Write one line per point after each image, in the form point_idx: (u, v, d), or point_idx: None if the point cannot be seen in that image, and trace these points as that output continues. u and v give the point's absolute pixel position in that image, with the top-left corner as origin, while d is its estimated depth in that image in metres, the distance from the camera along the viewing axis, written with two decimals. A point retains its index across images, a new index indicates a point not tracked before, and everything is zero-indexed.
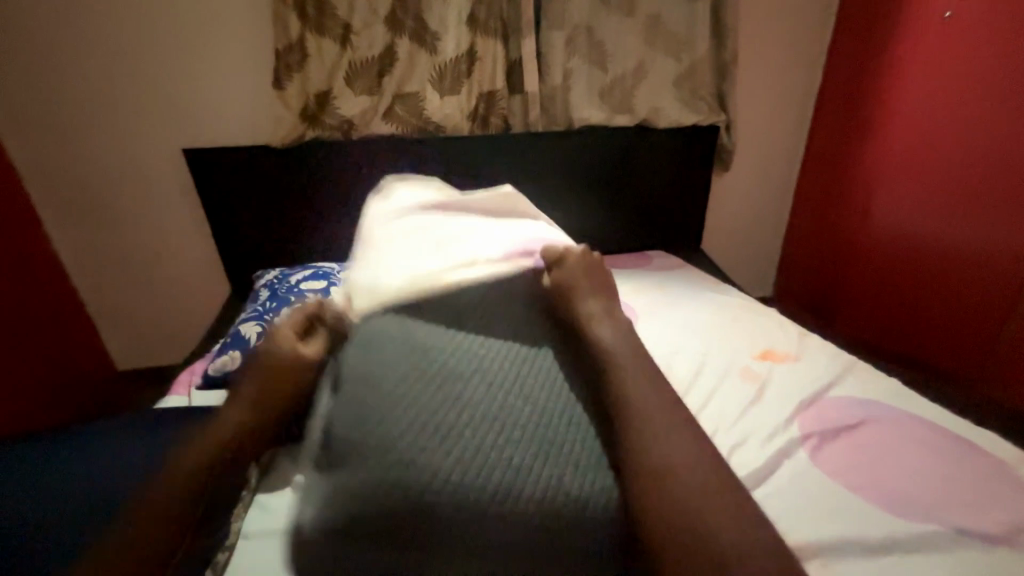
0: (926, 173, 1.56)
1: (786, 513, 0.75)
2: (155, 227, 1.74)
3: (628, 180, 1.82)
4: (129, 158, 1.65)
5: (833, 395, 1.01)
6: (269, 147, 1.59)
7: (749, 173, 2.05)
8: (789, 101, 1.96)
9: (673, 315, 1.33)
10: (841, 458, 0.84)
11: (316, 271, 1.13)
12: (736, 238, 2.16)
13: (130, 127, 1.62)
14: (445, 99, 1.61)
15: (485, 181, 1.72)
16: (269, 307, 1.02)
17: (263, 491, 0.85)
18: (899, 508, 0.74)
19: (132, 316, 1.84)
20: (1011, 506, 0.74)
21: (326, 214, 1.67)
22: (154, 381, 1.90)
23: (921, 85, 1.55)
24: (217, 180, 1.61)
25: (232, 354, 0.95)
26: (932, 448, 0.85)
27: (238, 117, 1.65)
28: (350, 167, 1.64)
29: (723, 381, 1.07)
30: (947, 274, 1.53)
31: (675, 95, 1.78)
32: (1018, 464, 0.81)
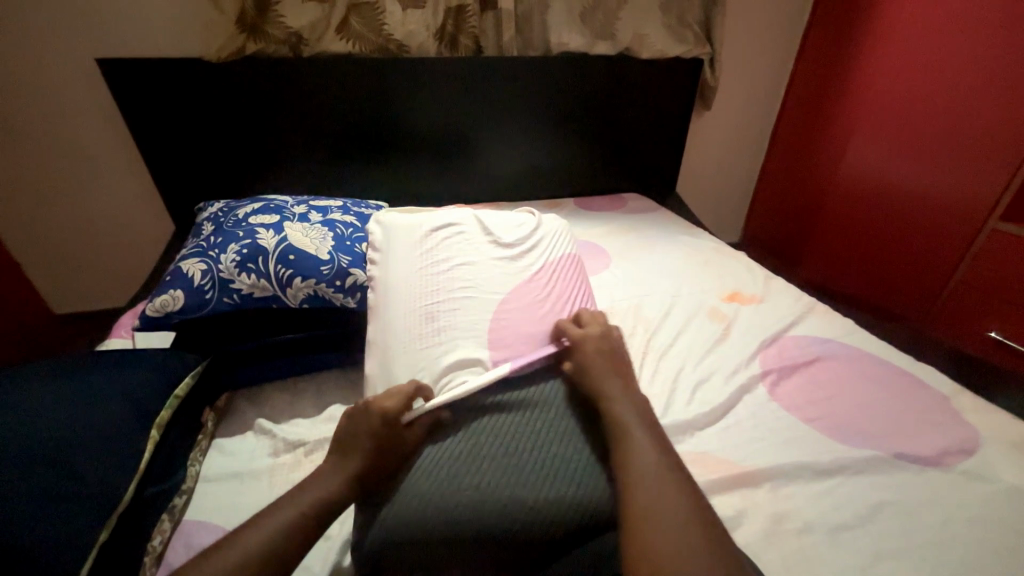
0: (903, 116, 1.53)
1: (744, 445, 0.79)
2: (73, 153, 1.52)
3: (607, 115, 1.72)
4: (29, 67, 1.39)
5: (793, 334, 1.04)
6: (203, 61, 1.37)
7: (728, 113, 1.98)
8: (777, 33, 1.85)
9: (645, 257, 1.32)
10: (797, 393, 0.89)
11: (266, 205, 1.02)
12: (711, 182, 2.13)
13: (22, 27, 1.34)
14: (408, 12, 1.44)
15: (454, 111, 1.58)
16: (214, 243, 0.92)
17: (222, 436, 0.82)
18: (847, 437, 0.80)
19: (62, 255, 1.66)
20: (942, 431, 0.80)
21: (277, 143, 1.50)
22: (99, 325, 1.77)
23: (909, 20, 1.47)
24: (142, 100, 1.39)
25: (173, 292, 0.86)
26: (879, 382, 0.90)
27: (161, 22, 1.40)
28: (299, 88, 1.44)
29: (691, 321, 1.08)
30: (912, 218, 1.56)
31: (660, 21, 1.64)
32: (953, 395, 0.88)
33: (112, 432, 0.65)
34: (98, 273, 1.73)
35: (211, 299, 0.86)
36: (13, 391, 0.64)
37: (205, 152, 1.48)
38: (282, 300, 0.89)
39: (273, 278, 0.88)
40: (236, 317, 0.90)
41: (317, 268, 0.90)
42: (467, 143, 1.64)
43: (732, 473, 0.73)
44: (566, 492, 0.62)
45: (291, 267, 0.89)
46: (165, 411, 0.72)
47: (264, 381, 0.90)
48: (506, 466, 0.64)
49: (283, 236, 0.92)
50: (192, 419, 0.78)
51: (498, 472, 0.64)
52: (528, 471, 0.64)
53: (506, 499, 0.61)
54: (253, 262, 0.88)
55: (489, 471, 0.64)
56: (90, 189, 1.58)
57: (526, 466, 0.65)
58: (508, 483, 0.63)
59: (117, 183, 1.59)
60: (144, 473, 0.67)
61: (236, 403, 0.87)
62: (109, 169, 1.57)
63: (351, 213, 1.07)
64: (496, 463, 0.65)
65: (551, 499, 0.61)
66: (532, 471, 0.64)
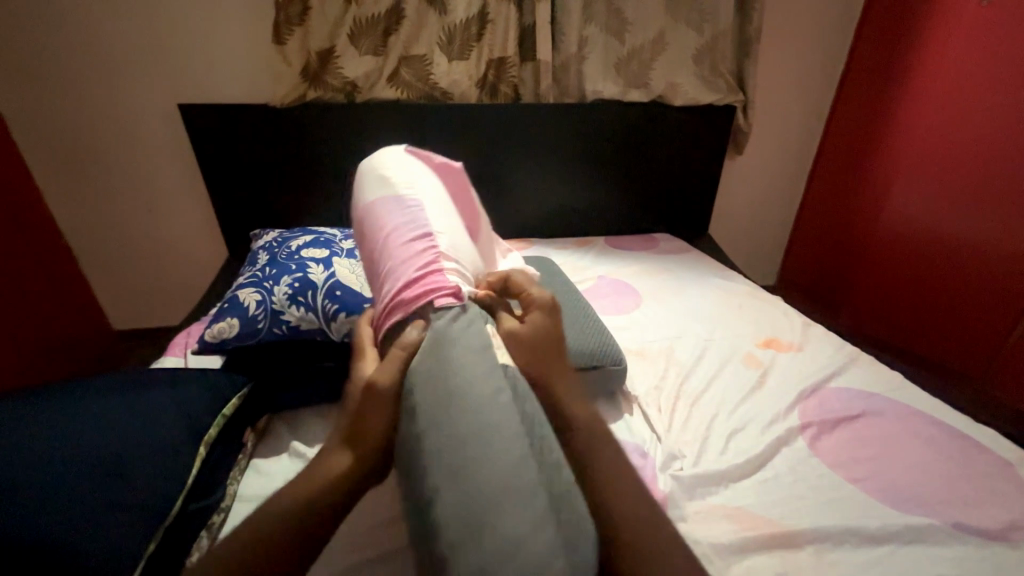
0: (951, 165, 1.50)
1: (782, 502, 0.75)
2: (148, 186, 1.69)
3: (639, 159, 1.77)
4: (124, 111, 1.58)
5: (834, 385, 1.00)
6: (269, 107, 1.52)
7: (761, 158, 1.99)
8: (811, 82, 1.88)
9: (677, 298, 1.31)
10: (841, 449, 0.84)
11: (317, 238, 1.10)
12: (744, 225, 2.12)
13: (121, 78, 1.54)
14: (453, 63, 1.55)
15: (491, 153, 1.66)
16: (269, 274, 0.99)
17: (260, 457, 0.85)
18: (898, 501, 0.74)
19: (127, 276, 1.81)
20: (1007, 503, 0.74)
21: (327, 179, 1.62)
22: (152, 342, 1.89)
23: (955, 71, 1.47)
24: (213, 140, 1.55)
25: (230, 320, 0.92)
26: (932, 443, 0.85)
27: (236, 73, 1.58)
28: (351, 130, 1.56)
29: (725, 366, 1.06)
30: (963, 268, 1.49)
31: (693, 71, 1.70)
32: (1018, 462, 0.81)
33: (164, 447, 0.69)
34: (157, 294, 1.86)
35: (263, 330, 0.92)
36: (80, 405, 0.70)
37: (262, 187, 1.61)
38: (326, 334, 0.93)
39: (320, 312, 0.92)
40: (283, 347, 0.95)
41: (361, 304, 0.94)
42: (503, 183, 1.72)
43: (770, 532, 0.69)
44: (531, 516, 0.48)
45: (337, 302, 0.93)
46: (213, 429, 0.76)
47: (301, 406, 0.91)
48: (467, 468, 0.50)
49: (331, 272, 0.98)
50: (235, 438, 0.81)
51: (459, 472, 0.50)
52: (493, 473, 0.50)
53: (471, 526, 0.47)
54: (303, 296, 0.94)
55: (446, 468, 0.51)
56: (159, 217, 1.74)
57: (467, 484, 0.50)
58: (468, 489, 0.49)
59: (182, 212, 1.74)
60: (191, 488, 0.71)
61: (275, 426, 0.90)
62: (177, 200, 1.72)
63: None
64: (456, 461, 0.51)
65: (510, 517, 0.47)
66: (471, 494, 0.49)
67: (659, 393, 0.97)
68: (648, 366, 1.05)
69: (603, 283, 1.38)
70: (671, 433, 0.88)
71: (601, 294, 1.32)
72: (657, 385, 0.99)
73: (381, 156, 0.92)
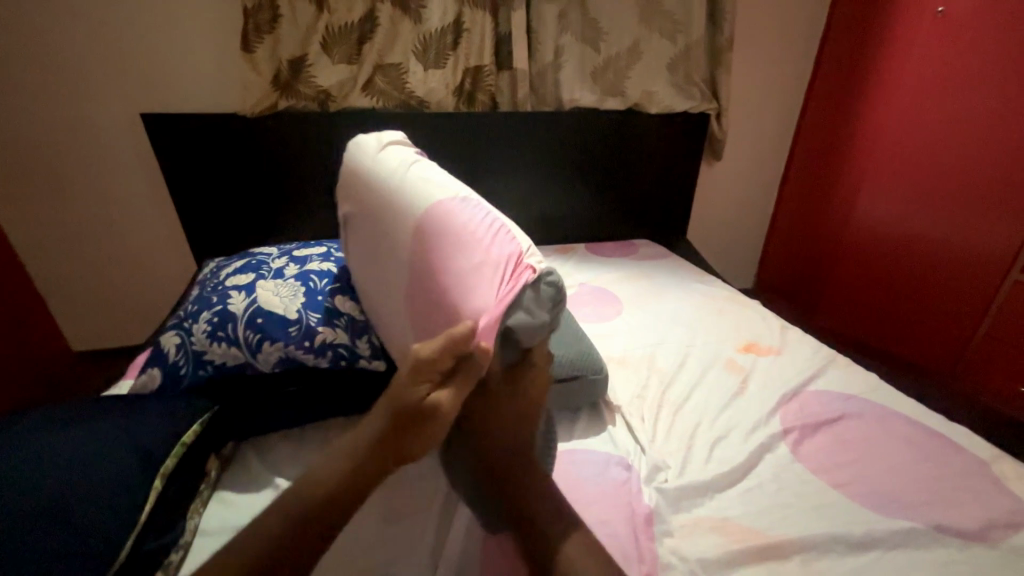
0: (914, 168, 1.55)
1: (768, 510, 0.74)
2: (108, 200, 1.61)
3: (617, 167, 1.78)
4: (82, 121, 1.51)
5: (813, 389, 1.01)
6: (238, 117, 1.47)
7: (736, 163, 2.03)
8: (780, 89, 1.93)
9: (657, 304, 1.31)
10: (823, 454, 0.85)
11: (247, 263, 1.02)
12: (722, 230, 2.16)
13: (78, 88, 1.47)
14: (429, 71, 1.53)
15: (471, 161, 1.65)
16: (189, 312, 0.91)
17: (225, 486, 0.78)
18: (880, 506, 0.74)
19: (88, 294, 1.72)
20: (986, 502, 0.74)
21: (301, 190, 1.58)
22: (116, 363, 1.80)
23: (914, 78, 1.52)
24: (179, 152, 1.49)
25: (149, 372, 0.84)
26: (909, 443, 0.86)
27: (201, 82, 1.52)
28: (326, 140, 1.53)
29: (706, 373, 1.06)
30: (929, 268, 1.54)
31: (667, 80, 1.72)
32: (991, 459, 0.82)
33: (113, 483, 0.63)
34: (121, 312, 1.78)
35: (185, 374, 0.84)
36: (27, 441, 0.64)
37: (233, 199, 1.56)
38: (254, 366, 0.85)
39: (242, 344, 0.84)
40: (214, 386, 0.86)
41: (284, 329, 0.85)
42: (481, 191, 1.70)
43: (755, 543, 0.68)
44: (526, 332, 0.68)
45: (258, 331, 0.84)
46: (171, 459, 0.70)
47: (272, 428, 0.86)
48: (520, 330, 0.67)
49: (253, 298, 0.89)
50: (197, 467, 0.75)
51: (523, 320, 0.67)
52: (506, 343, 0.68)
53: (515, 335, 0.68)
54: (222, 329, 0.85)
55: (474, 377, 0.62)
56: (120, 232, 1.66)
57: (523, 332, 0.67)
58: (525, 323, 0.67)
59: (148, 227, 1.67)
60: (144, 528, 0.64)
61: (241, 449, 0.84)
62: (142, 213, 1.65)
63: (331, 259, 1.04)
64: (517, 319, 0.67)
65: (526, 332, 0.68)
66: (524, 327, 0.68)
67: (642, 402, 0.96)
68: (631, 375, 1.04)
69: (583, 291, 1.37)
70: (655, 443, 0.86)
71: (582, 302, 1.31)
72: (640, 395, 0.98)
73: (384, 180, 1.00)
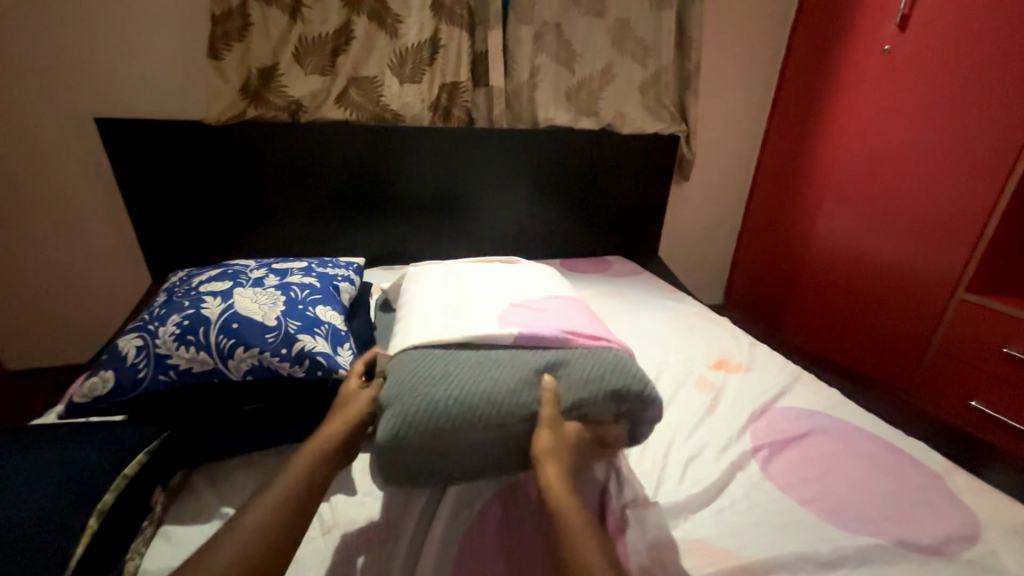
0: (867, 193, 1.64)
1: (739, 530, 0.74)
2: (55, 207, 1.51)
3: (591, 185, 1.81)
4: (29, 124, 1.41)
5: (781, 405, 1.03)
6: (203, 124, 1.42)
7: (704, 184, 2.10)
8: (744, 115, 2.02)
9: (631, 322, 1.33)
10: (791, 471, 0.86)
11: (224, 271, 0.98)
12: (691, 248, 2.22)
13: (24, 88, 1.38)
14: (405, 86, 1.53)
15: (446, 176, 1.64)
16: (156, 315, 0.85)
17: (170, 523, 0.71)
18: (845, 522, 0.75)
19: (25, 308, 1.59)
20: (944, 516, 0.77)
21: (268, 201, 1.52)
22: (54, 383, 1.65)
23: (865, 110, 1.63)
24: (136, 158, 1.41)
25: (104, 373, 0.77)
26: (870, 458, 0.88)
27: (165, 87, 1.46)
28: (295, 150, 1.49)
29: (679, 390, 1.07)
30: (883, 287, 1.62)
31: (638, 102, 1.78)
32: (946, 473, 0.86)
33: (40, 515, 0.56)
34: (65, 327, 1.65)
35: (145, 377, 0.77)
36: None
37: (194, 209, 1.48)
38: (223, 373, 0.79)
39: (214, 349, 0.79)
40: (175, 394, 0.80)
41: (262, 336, 0.81)
42: (456, 206, 1.69)
43: (727, 565, 0.68)
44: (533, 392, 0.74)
45: (233, 337, 0.80)
46: (110, 494, 0.63)
47: (228, 456, 0.80)
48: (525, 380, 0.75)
49: (229, 304, 0.85)
50: (139, 502, 0.68)
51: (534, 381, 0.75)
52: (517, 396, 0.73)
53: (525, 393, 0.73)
54: (192, 334, 0.80)
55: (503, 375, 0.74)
56: (67, 241, 1.55)
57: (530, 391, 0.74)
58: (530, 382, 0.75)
59: (98, 236, 1.57)
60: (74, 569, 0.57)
61: (191, 479, 0.78)
62: (93, 221, 1.55)
63: (313, 274, 1.03)
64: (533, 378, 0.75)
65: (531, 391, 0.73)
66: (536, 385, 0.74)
67: None
68: None
69: None
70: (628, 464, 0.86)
71: None
72: None
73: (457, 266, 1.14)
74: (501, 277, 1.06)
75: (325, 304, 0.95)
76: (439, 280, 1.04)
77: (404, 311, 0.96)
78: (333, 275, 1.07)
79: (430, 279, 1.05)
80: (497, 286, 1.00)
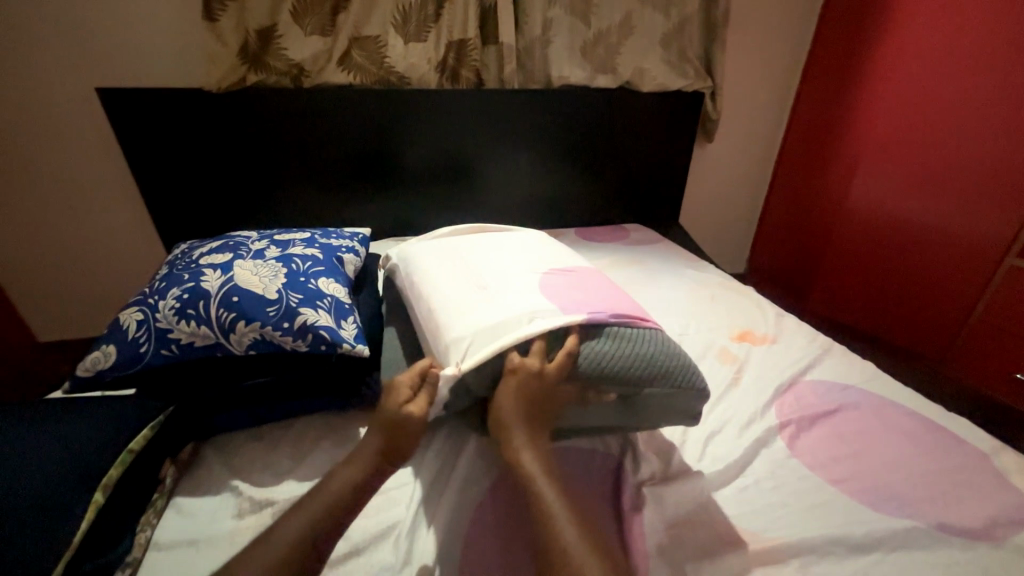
0: (911, 150, 1.49)
1: (763, 510, 0.71)
2: (65, 183, 1.50)
3: (609, 149, 1.71)
4: (31, 97, 1.39)
5: (809, 379, 0.97)
6: (203, 92, 1.37)
7: (729, 145, 1.97)
8: (776, 67, 1.86)
9: (649, 292, 1.27)
10: (821, 448, 0.81)
11: (225, 243, 0.95)
12: (715, 215, 2.11)
13: (23, 59, 1.34)
14: (410, 45, 1.44)
15: (454, 141, 1.56)
16: (156, 289, 0.83)
17: (182, 493, 0.72)
18: (879, 503, 0.71)
19: (46, 283, 1.62)
20: (989, 499, 0.71)
21: (273, 172, 1.48)
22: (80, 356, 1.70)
23: (913, 54, 1.46)
24: (139, 130, 1.38)
25: (106, 348, 0.76)
26: (908, 435, 0.82)
27: (163, 54, 1.41)
28: (298, 118, 1.43)
29: (700, 363, 1.02)
30: (925, 252, 1.50)
31: (661, 56, 1.64)
32: (993, 452, 0.79)
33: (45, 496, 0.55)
34: (87, 301, 1.68)
35: (147, 352, 0.77)
36: None
37: (200, 181, 1.46)
38: (225, 347, 0.78)
39: (214, 323, 0.77)
40: (180, 368, 0.80)
41: (262, 309, 0.79)
42: (466, 173, 1.62)
43: (750, 547, 0.64)
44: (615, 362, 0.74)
45: (234, 310, 0.78)
46: (115, 469, 0.63)
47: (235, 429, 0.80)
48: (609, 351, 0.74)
49: (229, 276, 0.83)
50: (148, 475, 0.69)
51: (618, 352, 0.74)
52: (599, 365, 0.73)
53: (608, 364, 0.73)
54: (192, 308, 0.78)
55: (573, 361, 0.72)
56: (81, 217, 1.56)
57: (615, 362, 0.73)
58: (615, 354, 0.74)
59: (110, 210, 1.57)
60: (83, 543, 0.57)
61: (202, 452, 0.78)
62: (104, 196, 1.55)
63: (316, 245, 1.00)
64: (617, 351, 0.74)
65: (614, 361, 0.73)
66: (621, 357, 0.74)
67: None
68: None
69: None
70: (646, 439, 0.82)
71: None
72: None
73: (461, 233, 1.09)
74: (511, 244, 1.01)
75: (328, 275, 0.92)
76: (446, 250, 0.99)
77: (415, 286, 0.90)
78: (337, 246, 1.03)
79: (438, 250, 1.00)
80: (508, 255, 0.95)
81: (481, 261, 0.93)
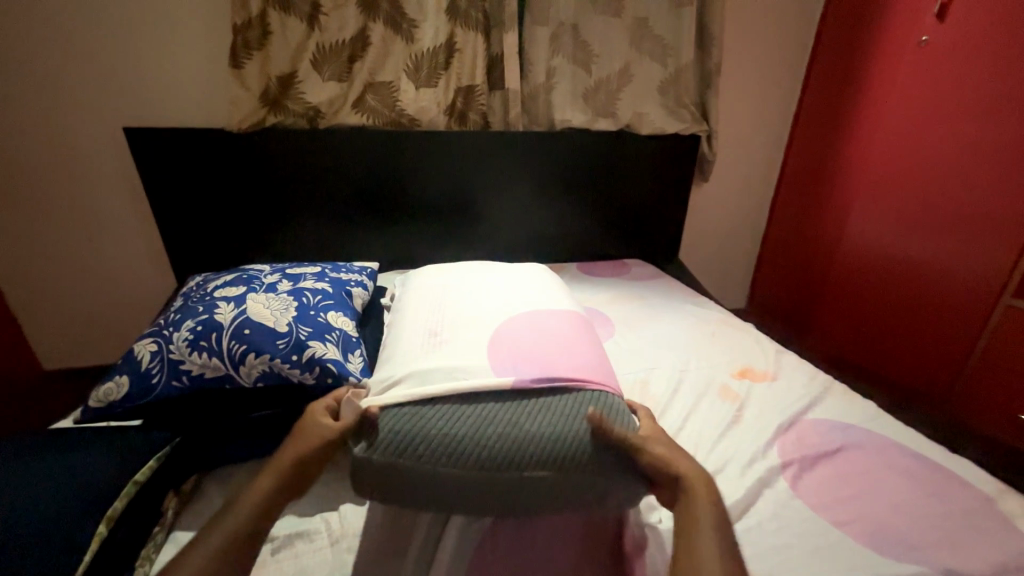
0: (904, 192, 1.55)
1: (767, 553, 0.70)
2: (86, 216, 1.56)
3: (609, 187, 1.77)
4: (63, 136, 1.47)
5: (811, 417, 0.97)
6: (224, 132, 1.44)
7: (726, 185, 2.04)
8: (769, 113, 1.95)
9: (650, 327, 1.28)
10: (824, 489, 0.81)
11: (239, 276, 0.99)
12: (714, 251, 2.15)
13: (59, 101, 1.44)
14: (421, 90, 1.52)
15: (460, 179, 1.63)
16: (171, 320, 0.86)
17: (182, 528, 0.72)
18: (884, 547, 0.70)
19: (59, 311, 1.65)
20: (996, 545, 0.70)
21: (286, 206, 1.54)
22: (85, 384, 1.71)
23: (901, 103, 1.54)
24: (161, 166, 1.45)
25: (119, 378, 0.78)
26: (911, 477, 0.82)
27: (189, 97, 1.50)
28: (312, 156, 1.50)
29: (702, 399, 1.02)
30: (923, 292, 1.52)
31: (658, 102, 1.73)
32: (997, 495, 0.79)
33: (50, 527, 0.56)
34: (97, 329, 1.71)
35: (158, 383, 0.78)
36: None
37: (216, 214, 1.51)
38: (234, 379, 0.80)
39: (225, 356, 0.80)
40: (189, 399, 0.81)
41: (272, 342, 0.81)
42: (471, 209, 1.68)
43: None
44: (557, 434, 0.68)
45: (245, 343, 0.80)
46: (120, 501, 0.63)
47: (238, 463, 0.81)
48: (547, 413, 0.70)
49: (242, 309, 0.86)
50: (152, 508, 0.69)
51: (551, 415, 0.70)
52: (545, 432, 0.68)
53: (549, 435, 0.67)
54: (205, 340, 0.81)
55: (503, 407, 0.71)
56: (98, 248, 1.61)
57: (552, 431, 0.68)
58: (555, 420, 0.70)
59: (127, 242, 1.62)
60: None
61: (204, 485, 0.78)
62: (122, 228, 1.61)
63: (326, 279, 1.03)
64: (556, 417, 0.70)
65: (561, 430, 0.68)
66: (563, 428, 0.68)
67: None
68: None
69: None
70: None
71: None
72: None
73: (457, 267, 1.12)
74: (507, 281, 1.03)
75: (337, 309, 0.94)
76: (439, 290, 1.01)
77: (401, 329, 0.92)
78: (346, 280, 1.06)
79: (429, 292, 1.01)
80: (502, 293, 0.97)
81: (471, 301, 0.94)
